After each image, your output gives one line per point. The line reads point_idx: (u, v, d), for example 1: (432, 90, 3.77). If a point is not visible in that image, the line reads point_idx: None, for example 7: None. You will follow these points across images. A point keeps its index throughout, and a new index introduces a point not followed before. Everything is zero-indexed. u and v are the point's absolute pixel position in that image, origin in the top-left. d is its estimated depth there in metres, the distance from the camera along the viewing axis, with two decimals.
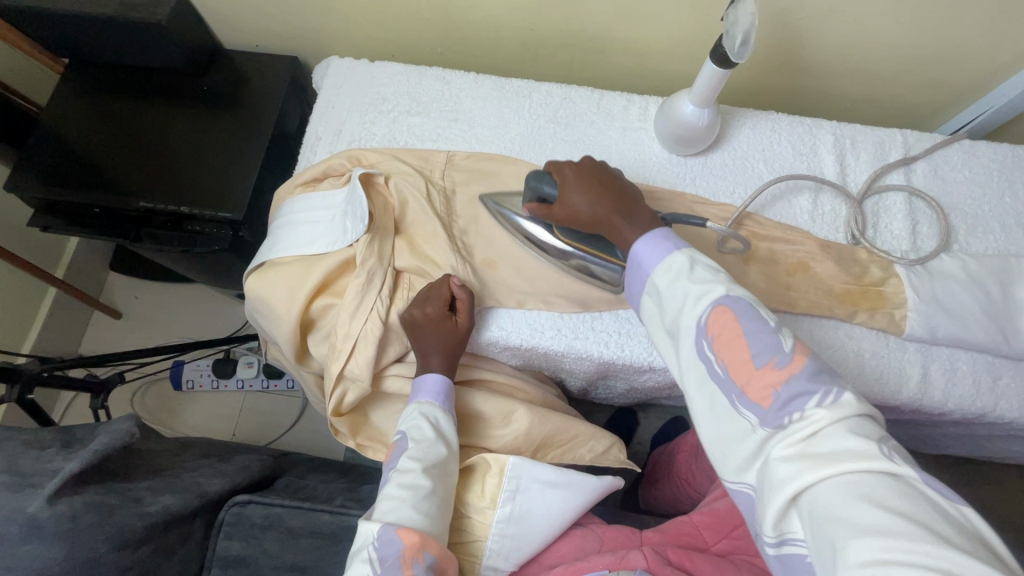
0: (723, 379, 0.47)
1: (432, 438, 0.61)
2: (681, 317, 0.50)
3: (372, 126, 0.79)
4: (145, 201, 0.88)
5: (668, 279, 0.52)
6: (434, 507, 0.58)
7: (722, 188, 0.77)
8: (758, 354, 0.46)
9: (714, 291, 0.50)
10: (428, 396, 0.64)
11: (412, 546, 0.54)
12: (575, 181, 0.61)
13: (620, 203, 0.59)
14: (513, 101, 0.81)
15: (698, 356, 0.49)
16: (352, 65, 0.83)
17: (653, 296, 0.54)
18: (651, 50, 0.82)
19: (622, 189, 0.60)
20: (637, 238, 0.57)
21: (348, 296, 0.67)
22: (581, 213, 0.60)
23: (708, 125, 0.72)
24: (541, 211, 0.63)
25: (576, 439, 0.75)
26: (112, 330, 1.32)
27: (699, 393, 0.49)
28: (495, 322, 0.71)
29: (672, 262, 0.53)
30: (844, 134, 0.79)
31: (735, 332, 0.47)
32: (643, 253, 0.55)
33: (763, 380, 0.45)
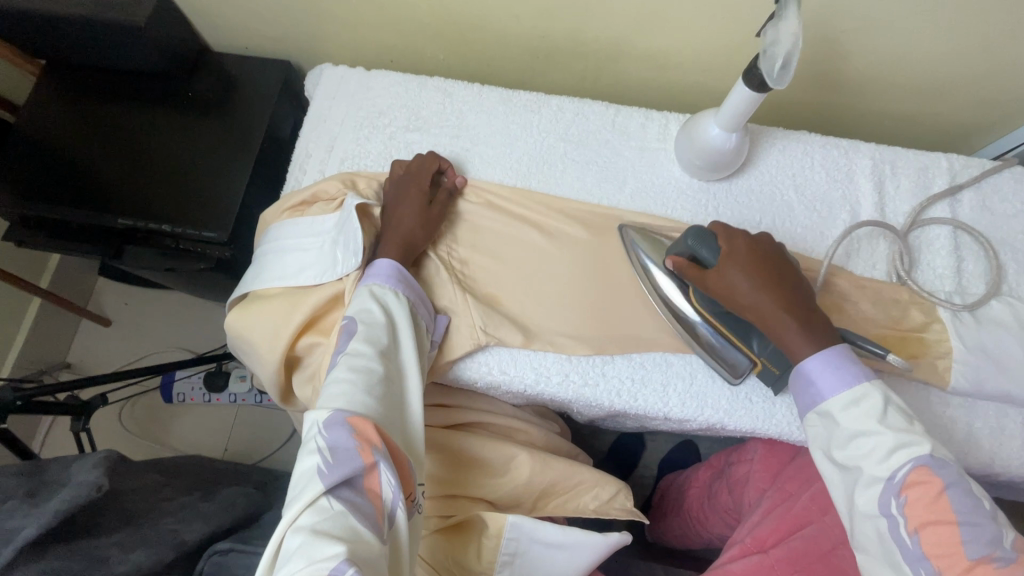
0: (910, 549, 0.46)
1: (382, 323, 0.57)
2: (871, 462, 0.48)
3: (367, 143, 0.73)
4: (124, 217, 0.82)
5: (851, 413, 0.50)
6: (386, 392, 0.53)
7: (748, 217, 0.70)
8: (969, 541, 0.44)
9: (920, 446, 0.47)
10: (377, 280, 0.60)
11: (368, 441, 0.49)
12: (743, 263, 0.55)
13: (790, 300, 0.54)
14: (520, 116, 0.74)
15: (885, 512, 0.47)
16: (346, 74, 0.76)
17: (824, 420, 0.52)
18: (674, 62, 0.75)
19: (793, 283, 0.56)
20: (810, 352, 0.53)
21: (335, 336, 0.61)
22: (738, 295, 0.55)
23: (735, 149, 0.65)
24: (692, 271, 0.58)
25: (583, 487, 0.69)
26: (101, 339, 1.27)
27: (880, 555, 0.47)
28: (483, 363, 0.65)
29: (857, 394, 0.50)
30: (884, 158, 0.71)
31: (943, 511, 0.45)
32: (818, 372, 0.52)
33: (971, 571, 0.43)
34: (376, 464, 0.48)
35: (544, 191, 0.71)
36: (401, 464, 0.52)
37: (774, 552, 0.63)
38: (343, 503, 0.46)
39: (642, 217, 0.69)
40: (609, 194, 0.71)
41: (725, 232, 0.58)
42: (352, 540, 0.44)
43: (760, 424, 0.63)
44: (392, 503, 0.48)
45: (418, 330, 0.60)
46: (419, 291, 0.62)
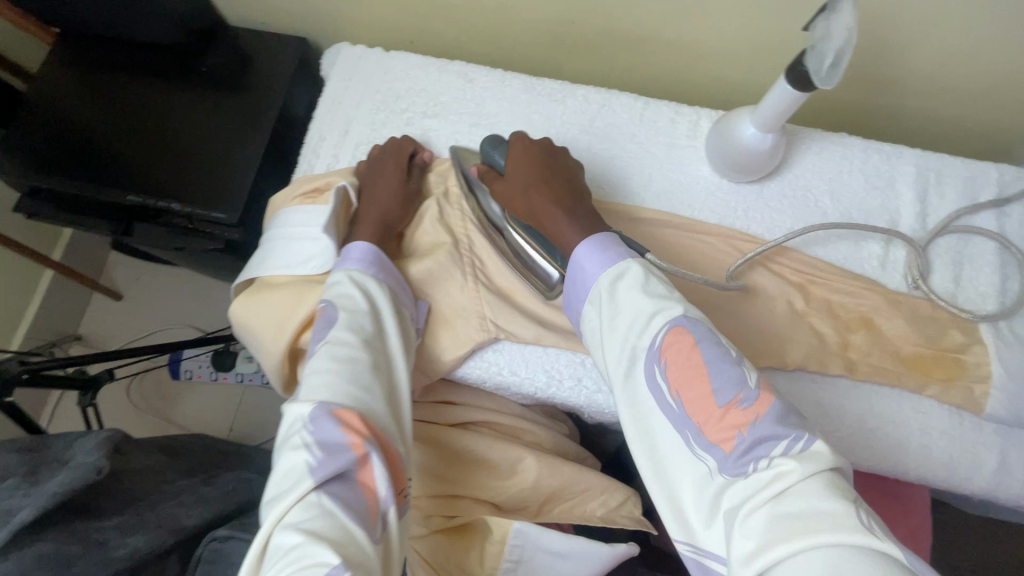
0: (677, 414, 0.43)
1: (365, 311, 0.55)
2: (633, 339, 0.47)
3: (383, 127, 0.70)
4: (133, 194, 0.80)
5: (614, 292, 0.49)
6: (374, 382, 0.50)
7: (778, 223, 0.66)
8: (719, 390, 0.42)
9: (671, 308, 0.47)
10: (356, 263, 0.58)
11: (358, 431, 0.46)
12: (519, 156, 0.60)
13: (562, 195, 0.57)
14: (543, 106, 0.71)
15: (651, 385, 0.45)
16: (364, 54, 0.73)
17: (596, 307, 0.50)
18: (707, 54, 0.71)
19: (578, 185, 0.59)
20: (580, 241, 0.53)
21: None
22: (512, 188, 0.59)
23: (770, 150, 0.62)
24: (488, 172, 0.63)
25: (589, 493, 0.67)
26: (111, 313, 1.27)
27: (655, 433, 0.44)
28: (490, 363, 0.62)
29: (619, 270, 0.50)
30: (927, 166, 0.67)
31: (695, 363, 0.44)
32: (585, 257, 0.51)
33: (725, 420, 0.41)
34: (366, 446, 0.45)
35: None
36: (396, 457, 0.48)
37: None
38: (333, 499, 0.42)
39: (665, 217, 0.66)
40: (633, 191, 0.68)
41: (517, 139, 0.62)
42: (344, 540, 0.40)
43: None
44: (386, 501, 0.44)
45: (401, 323, 0.58)
46: (399, 278, 0.60)
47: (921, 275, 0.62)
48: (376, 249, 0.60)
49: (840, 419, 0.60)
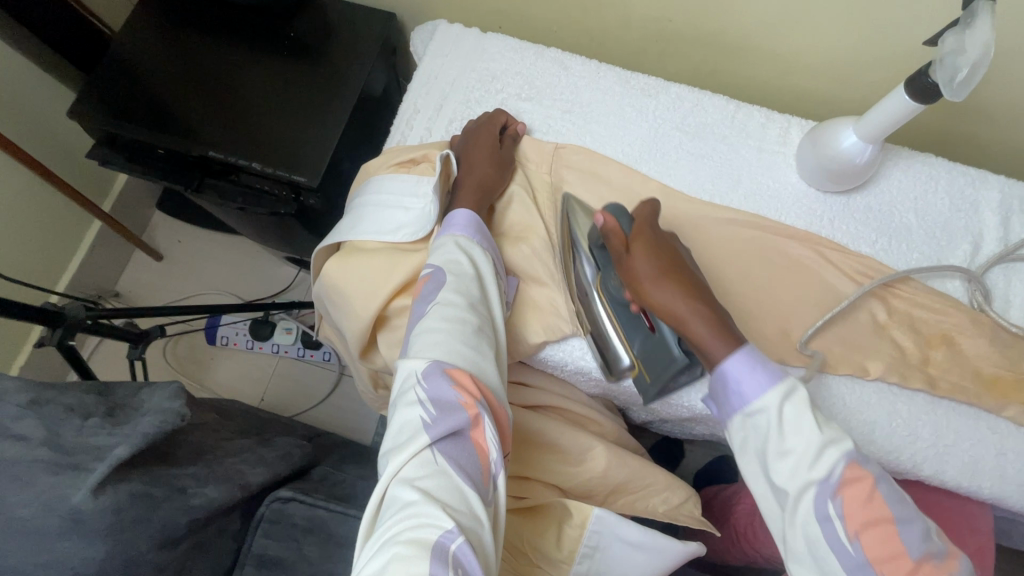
0: (853, 560, 0.42)
1: (470, 274, 0.56)
2: (802, 470, 0.44)
3: (477, 106, 0.70)
4: (213, 151, 0.80)
5: (782, 416, 0.46)
6: (483, 345, 0.52)
7: (863, 235, 0.67)
8: (909, 543, 0.41)
9: (844, 442, 0.45)
10: (461, 230, 0.59)
11: (469, 392, 0.48)
12: (654, 255, 0.54)
13: (695, 289, 0.53)
14: (637, 99, 0.71)
15: (821, 515, 0.43)
16: (462, 33, 0.74)
17: (755, 425, 0.47)
18: (802, 64, 0.71)
19: (706, 293, 0.54)
20: (729, 351, 0.49)
21: None
22: (651, 286, 0.53)
23: (868, 162, 0.62)
24: (615, 246, 0.56)
25: (652, 488, 0.67)
26: (151, 272, 1.27)
27: (814, 562, 0.43)
28: (574, 348, 0.63)
29: (786, 388, 0.47)
30: (1014, 193, 0.68)
31: (880, 510, 0.42)
32: (740, 373, 0.48)
33: (914, 574, 0.40)
34: (477, 409, 0.47)
35: (654, 180, 0.68)
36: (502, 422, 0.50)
37: None
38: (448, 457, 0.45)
39: (752, 220, 0.67)
40: (720, 191, 0.68)
41: (647, 211, 0.58)
42: (457, 502, 0.43)
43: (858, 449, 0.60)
44: (496, 464, 0.47)
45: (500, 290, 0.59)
46: (494, 244, 0.61)
47: (986, 297, 0.63)
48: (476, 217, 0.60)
49: (918, 432, 0.60)
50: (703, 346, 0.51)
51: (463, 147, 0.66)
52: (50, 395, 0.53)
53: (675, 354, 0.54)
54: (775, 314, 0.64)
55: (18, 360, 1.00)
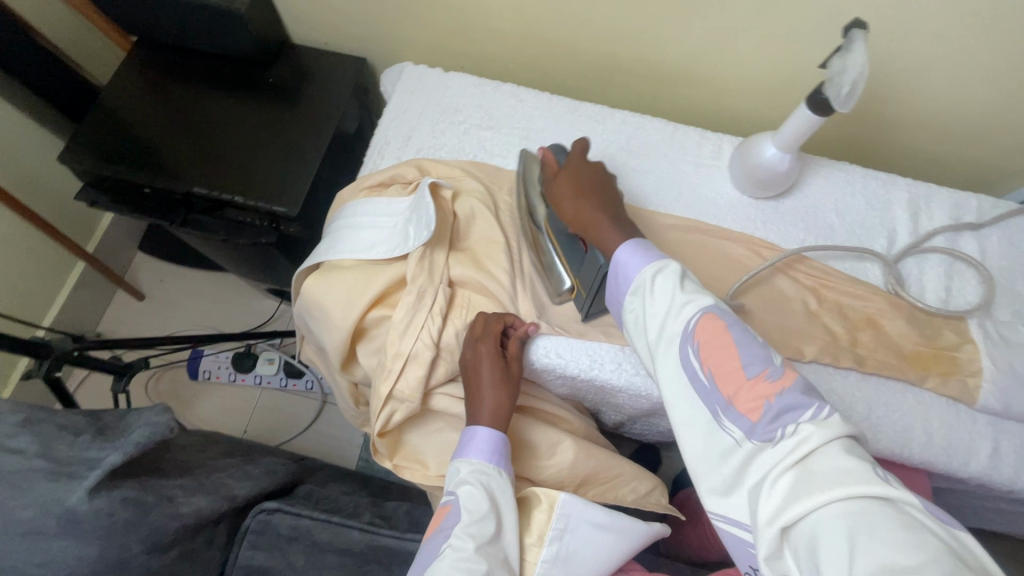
0: (707, 389, 0.45)
1: (489, 514, 0.54)
2: (667, 323, 0.48)
3: (442, 136, 0.78)
4: (197, 188, 0.85)
5: (654, 286, 0.51)
6: (477, 406, 0.60)
7: (792, 235, 0.75)
8: (748, 364, 0.44)
9: (703, 300, 0.48)
10: (478, 455, 0.57)
11: (466, 449, 0.58)
12: (569, 175, 0.63)
13: (602, 201, 0.60)
14: (585, 125, 0.80)
15: (684, 362, 0.46)
16: (426, 73, 0.82)
17: (638, 298, 0.52)
18: (729, 88, 0.81)
19: (609, 196, 0.61)
20: (621, 244, 0.56)
21: (399, 313, 0.64)
22: (564, 201, 0.62)
23: (787, 170, 0.71)
24: (548, 171, 0.66)
25: (620, 479, 0.71)
26: (133, 312, 1.29)
27: (682, 405, 0.46)
28: (542, 348, 0.67)
29: (659, 267, 0.52)
30: (919, 193, 0.77)
31: (723, 339, 0.45)
32: (626, 256, 0.54)
33: (754, 390, 0.42)
34: (471, 464, 0.57)
35: None
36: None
37: None
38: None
39: (694, 225, 0.74)
40: (664, 202, 0.76)
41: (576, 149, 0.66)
42: (456, 540, 0.53)
43: None
44: (488, 500, 0.55)
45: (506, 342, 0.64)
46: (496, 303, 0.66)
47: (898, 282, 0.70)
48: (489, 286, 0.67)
49: (852, 406, 0.66)
50: (597, 244, 0.59)
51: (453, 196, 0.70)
52: (43, 413, 0.56)
53: (600, 264, 0.60)
54: None
55: (9, 382, 1.02)
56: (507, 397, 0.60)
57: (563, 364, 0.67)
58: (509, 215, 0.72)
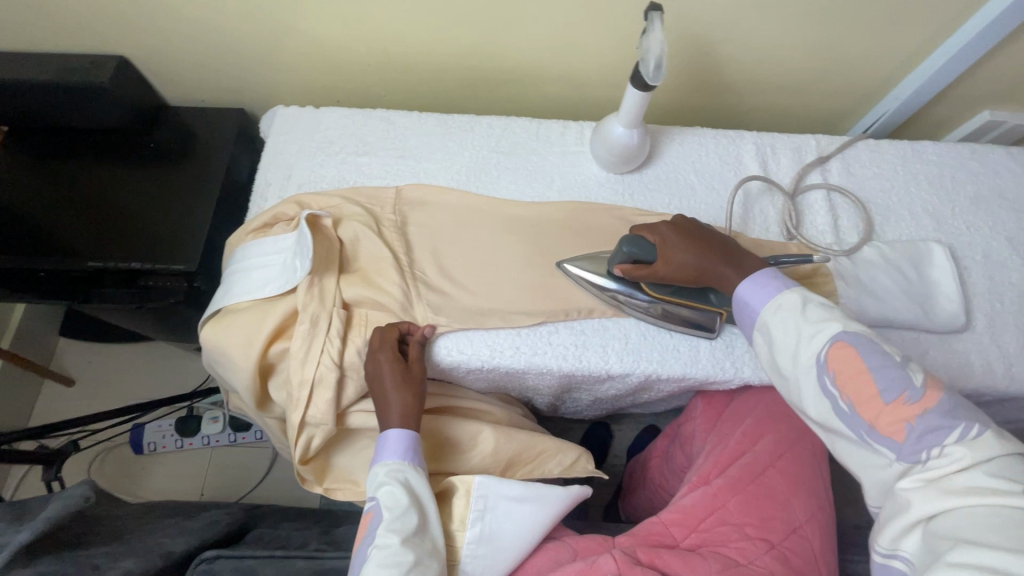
0: (848, 414, 0.52)
1: (410, 509, 0.57)
2: (799, 355, 0.55)
3: (322, 169, 0.82)
4: (91, 262, 0.85)
5: (780, 319, 0.57)
6: (387, 413, 0.62)
7: (658, 201, 0.81)
8: (885, 388, 0.51)
9: (831, 326, 0.54)
10: (393, 456, 0.60)
11: (382, 453, 0.61)
12: (676, 241, 0.65)
13: (721, 251, 0.64)
14: (456, 135, 0.85)
15: (821, 389, 0.53)
16: (298, 113, 0.86)
17: (764, 334, 0.59)
18: (582, 78, 0.88)
19: (717, 240, 0.65)
20: (739, 279, 0.62)
21: (296, 343, 0.66)
22: (685, 268, 0.65)
23: (637, 144, 0.77)
24: (639, 270, 0.66)
25: (544, 455, 0.76)
26: (64, 399, 1.26)
27: (829, 424, 0.53)
28: (445, 348, 0.71)
29: (788, 300, 0.57)
30: (764, 143, 0.86)
31: (859, 366, 0.52)
32: (752, 294, 0.60)
33: (892, 415, 0.50)
34: (389, 467, 0.59)
35: (483, 195, 0.81)
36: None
37: (716, 482, 0.70)
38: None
39: (569, 208, 0.80)
40: (540, 192, 0.82)
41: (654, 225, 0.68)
42: (380, 540, 0.55)
43: (689, 369, 0.72)
44: (408, 495, 0.58)
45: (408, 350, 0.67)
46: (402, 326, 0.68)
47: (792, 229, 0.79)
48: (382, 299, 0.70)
49: (732, 342, 0.72)
50: (722, 289, 0.64)
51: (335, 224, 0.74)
52: None
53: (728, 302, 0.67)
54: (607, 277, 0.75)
55: None
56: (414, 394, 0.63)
57: (468, 358, 0.71)
58: (394, 230, 0.76)
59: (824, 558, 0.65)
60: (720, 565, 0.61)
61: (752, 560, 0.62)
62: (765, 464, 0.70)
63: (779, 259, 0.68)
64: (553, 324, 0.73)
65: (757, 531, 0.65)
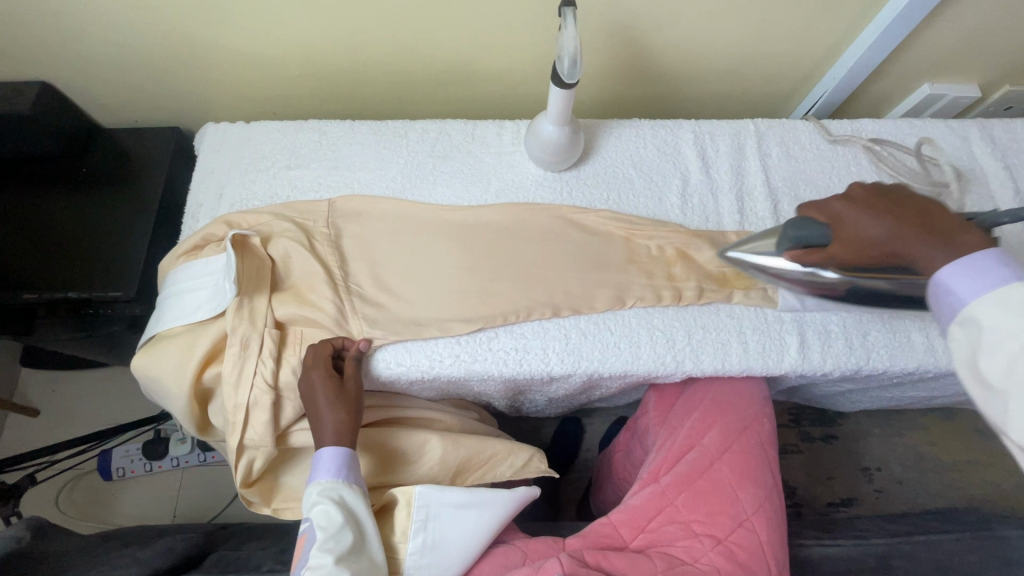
0: None
1: (344, 527, 0.57)
2: (1019, 370, 0.42)
3: (253, 186, 0.80)
4: (27, 294, 0.84)
5: (999, 316, 0.45)
6: (318, 430, 0.62)
7: (597, 196, 0.80)
8: None
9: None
10: (326, 474, 0.59)
11: (316, 472, 0.60)
12: (859, 213, 0.59)
13: (895, 221, 0.56)
14: (390, 142, 0.83)
15: None
16: (228, 129, 0.84)
17: (967, 330, 0.47)
18: (516, 76, 0.87)
19: (920, 208, 0.56)
20: (947, 262, 0.50)
21: (228, 367, 0.66)
22: (868, 241, 0.58)
23: (569, 140, 0.76)
24: (811, 254, 0.61)
25: (495, 459, 0.76)
26: (29, 430, 1.24)
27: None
28: (383, 361, 0.70)
29: (1000, 293, 0.45)
30: (702, 130, 0.85)
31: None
32: (961, 279, 0.48)
33: None
34: (323, 487, 0.59)
35: (419, 202, 0.79)
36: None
37: (665, 479, 0.69)
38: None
39: (507, 209, 0.78)
40: (477, 195, 0.80)
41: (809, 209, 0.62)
42: (315, 561, 0.55)
43: (631, 365, 0.71)
44: (343, 513, 0.58)
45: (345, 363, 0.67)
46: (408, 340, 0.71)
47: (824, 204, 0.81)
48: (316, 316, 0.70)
49: (673, 336, 0.72)
50: (916, 265, 0.54)
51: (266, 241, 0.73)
52: None
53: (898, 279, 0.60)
54: (545, 277, 0.74)
55: None
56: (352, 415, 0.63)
57: (408, 368, 0.70)
58: (328, 244, 0.75)
59: (774, 549, 0.65)
60: (666, 565, 0.62)
61: (698, 557, 0.63)
62: (713, 457, 0.70)
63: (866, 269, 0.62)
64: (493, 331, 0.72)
65: (704, 527, 0.65)
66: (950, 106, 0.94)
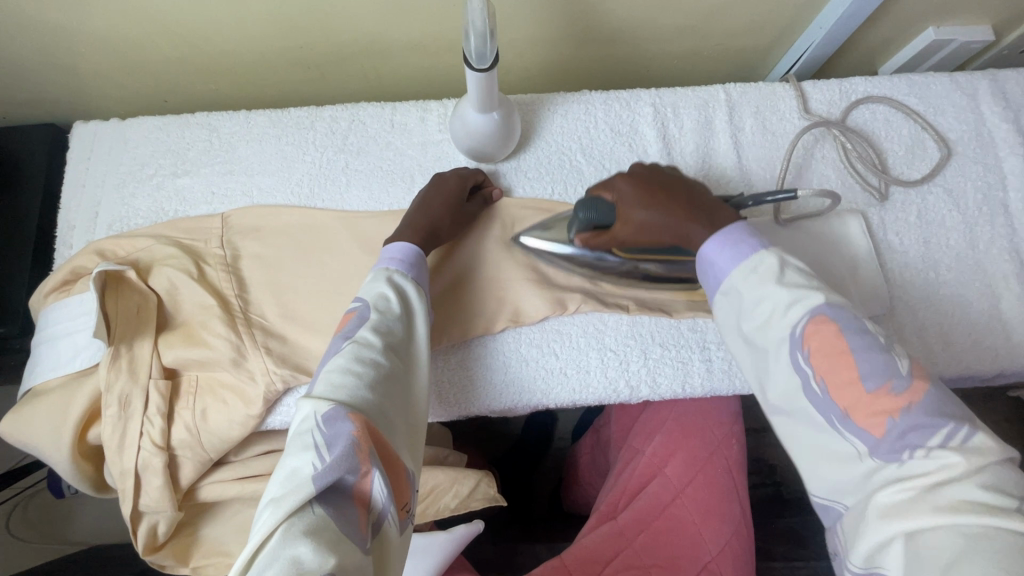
0: (821, 397, 0.43)
1: (400, 314, 0.52)
2: (770, 326, 0.46)
3: (133, 201, 0.68)
4: None
5: (747, 280, 0.48)
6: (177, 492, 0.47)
7: (539, 191, 0.68)
8: (868, 374, 0.42)
9: (812, 297, 0.45)
10: (364, 308, 0.50)
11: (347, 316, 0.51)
12: (640, 194, 0.54)
13: (686, 201, 0.53)
14: (293, 136, 0.70)
15: (794, 366, 0.44)
16: (98, 130, 0.71)
17: (729, 297, 0.49)
18: (439, 45, 0.72)
19: (692, 190, 0.54)
20: (709, 236, 0.51)
21: (110, 429, 0.57)
22: (649, 229, 0.54)
23: (500, 128, 0.63)
24: (598, 238, 0.57)
25: (437, 491, 0.68)
26: None
27: None
28: (291, 407, 0.61)
29: (755, 263, 0.48)
30: (664, 102, 0.71)
31: (838, 345, 0.43)
32: (714, 253, 0.50)
33: (876, 404, 0.41)
34: (354, 326, 0.49)
35: (329, 211, 0.67)
36: (396, 469, 0.44)
37: (620, 517, 0.63)
38: (333, 507, 0.38)
39: None
40: (398, 197, 0.68)
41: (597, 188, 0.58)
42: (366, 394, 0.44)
43: (578, 394, 0.63)
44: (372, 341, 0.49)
45: None
46: None
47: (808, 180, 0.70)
48: (209, 364, 0.60)
49: (626, 357, 0.63)
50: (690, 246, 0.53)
51: (145, 276, 0.62)
52: None
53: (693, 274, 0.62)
54: (479, 297, 0.64)
55: None
56: (426, 216, 0.60)
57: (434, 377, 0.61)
58: (222, 271, 0.64)
59: None
60: None
61: None
62: (672, 492, 0.63)
63: (762, 198, 0.57)
64: (464, 247, 0.65)
65: None
66: (957, 53, 0.80)
